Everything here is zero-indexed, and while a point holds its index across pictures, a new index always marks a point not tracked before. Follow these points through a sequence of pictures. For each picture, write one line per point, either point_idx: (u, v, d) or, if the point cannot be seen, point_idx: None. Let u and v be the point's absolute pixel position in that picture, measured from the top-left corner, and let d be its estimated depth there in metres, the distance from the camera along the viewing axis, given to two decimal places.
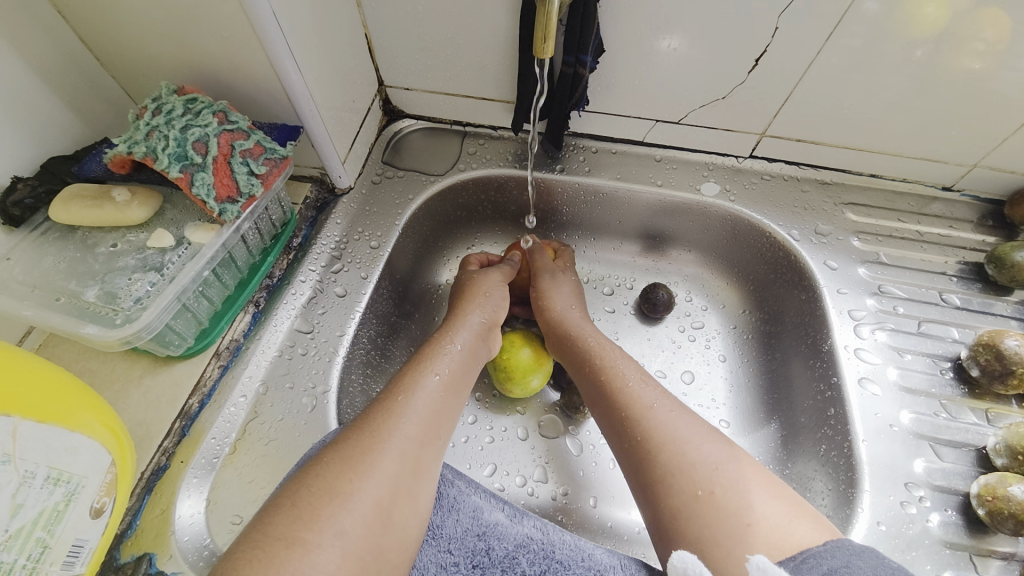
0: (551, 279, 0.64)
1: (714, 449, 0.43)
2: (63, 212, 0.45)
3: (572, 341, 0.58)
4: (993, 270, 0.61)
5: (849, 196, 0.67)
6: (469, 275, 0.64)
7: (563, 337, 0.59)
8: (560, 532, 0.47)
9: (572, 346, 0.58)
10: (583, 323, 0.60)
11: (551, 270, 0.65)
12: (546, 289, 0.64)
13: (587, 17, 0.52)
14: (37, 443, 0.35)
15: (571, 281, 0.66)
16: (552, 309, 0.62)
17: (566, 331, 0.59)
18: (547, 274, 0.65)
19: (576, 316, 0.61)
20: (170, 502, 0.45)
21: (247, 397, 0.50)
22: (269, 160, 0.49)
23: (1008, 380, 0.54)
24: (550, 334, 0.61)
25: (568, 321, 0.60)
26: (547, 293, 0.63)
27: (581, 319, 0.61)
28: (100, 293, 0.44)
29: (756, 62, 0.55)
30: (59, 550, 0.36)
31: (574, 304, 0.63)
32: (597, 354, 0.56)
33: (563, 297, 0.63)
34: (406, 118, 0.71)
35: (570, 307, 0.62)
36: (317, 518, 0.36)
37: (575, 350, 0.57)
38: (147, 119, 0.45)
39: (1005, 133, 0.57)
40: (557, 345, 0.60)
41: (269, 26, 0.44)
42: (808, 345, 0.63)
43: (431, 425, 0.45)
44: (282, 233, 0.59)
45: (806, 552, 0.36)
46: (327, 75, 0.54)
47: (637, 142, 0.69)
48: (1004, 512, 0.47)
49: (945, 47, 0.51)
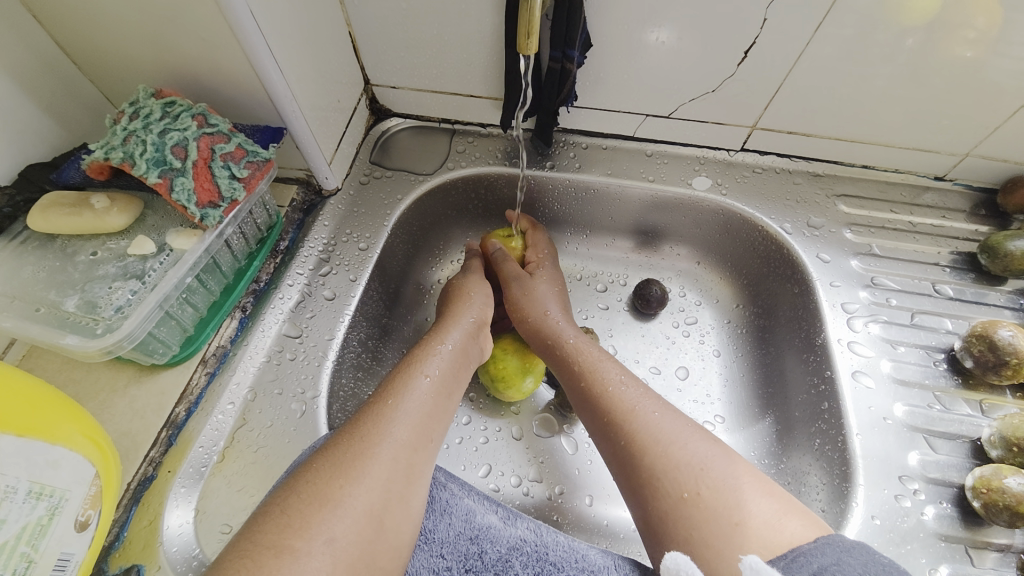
0: (521, 286, 0.62)
1: (701, 447, 0.43)
2: (42, 220, 0.45)
3: (554, 342, 0.58)
4: (986, 260, 0.61)
5: (842, 188, 0.67)
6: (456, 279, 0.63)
7: (544, 339, 0.59)
8: (553, 533, 0.47)
9: (553, 347, 0.57)
10: (562, 325, 0.59)
11: (519, 276, 0.63)
12: (516, 301, 0.62)
13: (573, 12, 0.51)
14: (17, 458, 0.35)
15: (545, 286, 0.63)
16: (528, 317, 0.60)
17: (545, 335, 0.59)
18: (515, 280, 0.63)
19: (554, 318, 0.60)
20: (158, 513, 0.44)
21: (236, 404, 0.50)
22: (252, 163, 0.48)
23: (1002, 370, 0.53)
24: (531, 339, 0.60)
25: (544, 326, 0.59)
26: (517, 301, 0.62)
27: (559, 321, 0.60)
28: (80, 302, 0.43)
29: (745, 54, 0.55)
30: (46, 563, 0.36)
31: (551, 306, 0.61)
32: (580, 354, 0.55)
33: (537, 300, 0.61)
34: (393, 116, 0.70)
35: (548, 312, 0.60)
36: (307, 525, 0.35)
37: (558, 352, 0.57)
38: (124, 123, 0.44)
39: (997, 121, 0.57)
40: (539, 347, 0.59)
41: (248, 26, 0.43)
42: (802, 339, 0.62)
43: (422, 429, 0.44)
44: (269, 237, 0.58)
45: (796, 550, 0.36)
46: (311, 75, 0.53)
47: (627, 137, 0.68)
48: (999, 505, 0.47)
49: (936, 36, 0.50)
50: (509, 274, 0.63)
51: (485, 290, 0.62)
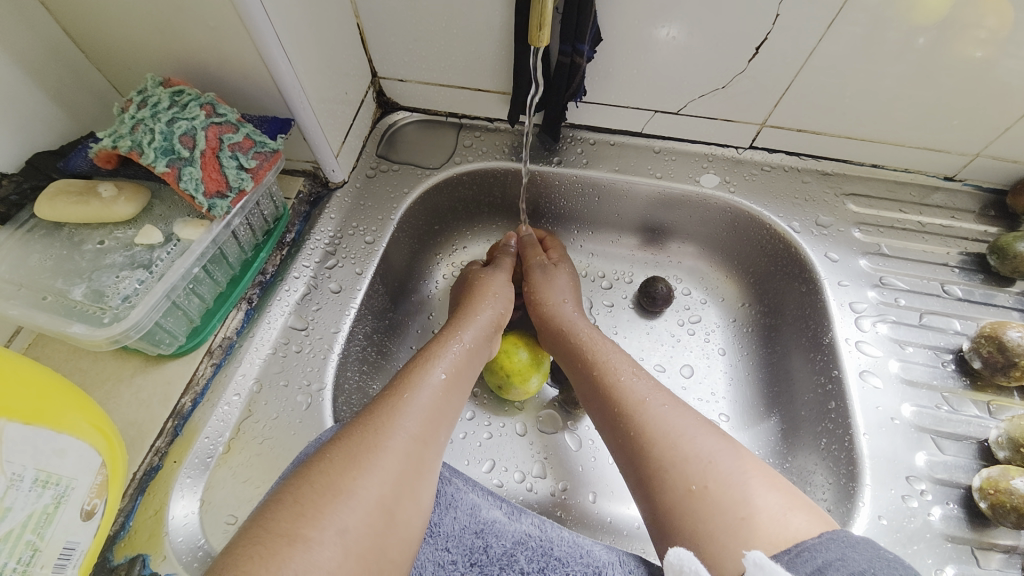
0: (544, 272, 0.64)
1: (708, 441, 0.43)
2: (48, 208, 0.45)
3: (567, 331, 0.58)
4: (995, 261, 0.60)
5: (850, 187, 0.66)
6: (475, 271, 0.64)
7: (559, 328, 0.59)
8: (558, 528, 0.47)
9: (566, 335, 0.58)
10: (576, 317, 0.60)
11: (543, 263, 0.65)
12: (538, 283, 0.63)
13: (583, 5, 0.51)
14: (24, 446, 0.34)
15: (564, 274, 0.65)
16: (545, 303, 0.62)
17: (560, 326, 0.59)
18: (538, 267, 0.64)
19: (568, 309, 0.61)
20: (163, 503, 0.44)
21: (241, 395, 0.50)
22: (259, 154, 0.48)
23: (1010, 372, 0.53)
24: (544, 330, 0.61)
25: (561, 316, 0.60)
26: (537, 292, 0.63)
27: (572, 313, 0.61)
28: (88, 291, 0.43)
29: (756, 51, 0.54)
30: (51, 552, 0.36)
31: (568, 297, 0.63)
32: (592, 344, 0.55)
33: (557, 288, 0.63)
34: (400, 110, 0.69)
35: (564, 301, 0.62)
36: (319, 514, 0.35)
37: (569, 344, 0.57)
38: (132, 111, 0.44)
39: (1008, 121, 0.56)
40: (551, 337, 0.60)
41: (257, 16, 0.43)
42: (809, 338, 0.62)
43: (431, 423, 0.44)
44: (275, 229, 0.57)
45: (801, 546, 0.35)
46: (318, 67, 0.53)
47: (635, 133, 0.68)
48: (1006, 506, 0.47)
49: (948, 35, 0.50)
50: (535, 259, 0.65)
51: (505, 281, 0.63)
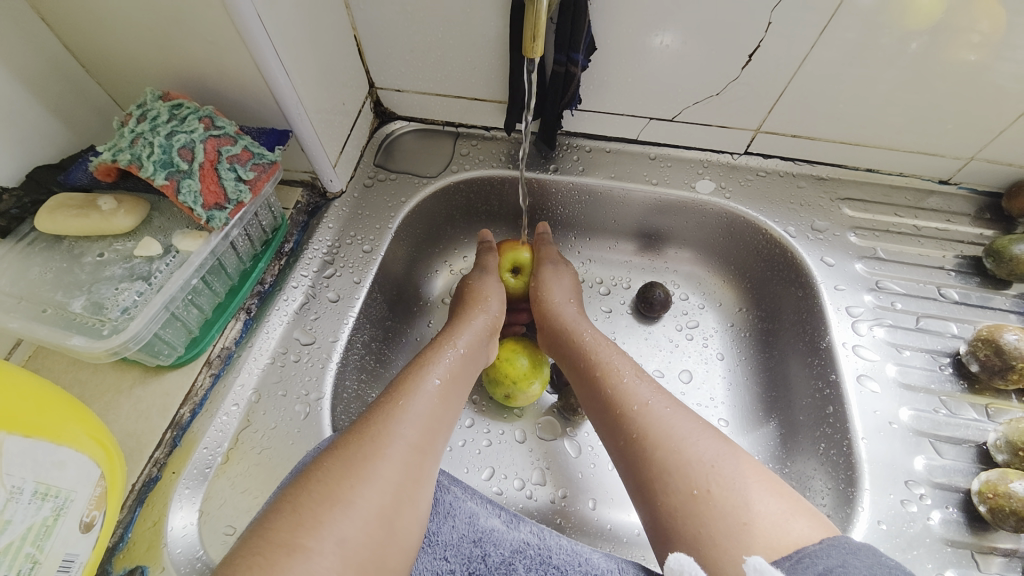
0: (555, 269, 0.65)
1: (711, 446, 0.43)
2: (49, 222, 0.45)
3: (570, 333, 0.58)
4: (991, 264, 0.60)
5: (846, 192, 0.67)
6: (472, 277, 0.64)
7: (562, 330, 0.59)
8: (557, 536, 0.47)
9: (570, 337, 0.58)
10: (579, 320, 0.60)
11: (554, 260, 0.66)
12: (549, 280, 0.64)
13: (578, 15, 0.51)
14: (23, 458, 0.34)
15: (563, 278, 0.65)
16: (552, 300, 0.62)
17: (563, 326, 0.60)
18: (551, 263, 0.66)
19: (573, 310, 0.61)
20: (162, 514, 0.44)
21: (240, 405, 0.50)
22: (258, 165, 0.49)
23: (1008, 374, 0.53)
24: (547, 333, 0.61)
25: (563, 317, 0.60)
26: (540, 284, 0.64)
27: (575, 314, 0.61)
28: (87, 303, 0.43)
29: (749, 58, 0.55)
30: (50, 564, 0.36)
31: (571, 299, 0.63)
32: (595, 346, 0.56)
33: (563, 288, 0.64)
34: (398, 119, 0.70)
35: (570, 301, 0.63)
36: (317, 524, 0.35)
37: (574, 344, 0.57)
38: (131, 125, 0.45)
39: (1002, 125, 0.57)
40: (554, 338, 0.60)
41: (254, 29, 0.43)
42: (806, 342, 0.62)
43: (429, 431, 0.44)
44: (273, 239, 0.58)
45: (801, 552, 0.36)
46: (316, 79, 0.53)
47: (631, 140, 0.68)
48: (1005, 510, 0.47)
49: (940, 39, 0.50)
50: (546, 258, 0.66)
51: (501, 295, 0.62)
